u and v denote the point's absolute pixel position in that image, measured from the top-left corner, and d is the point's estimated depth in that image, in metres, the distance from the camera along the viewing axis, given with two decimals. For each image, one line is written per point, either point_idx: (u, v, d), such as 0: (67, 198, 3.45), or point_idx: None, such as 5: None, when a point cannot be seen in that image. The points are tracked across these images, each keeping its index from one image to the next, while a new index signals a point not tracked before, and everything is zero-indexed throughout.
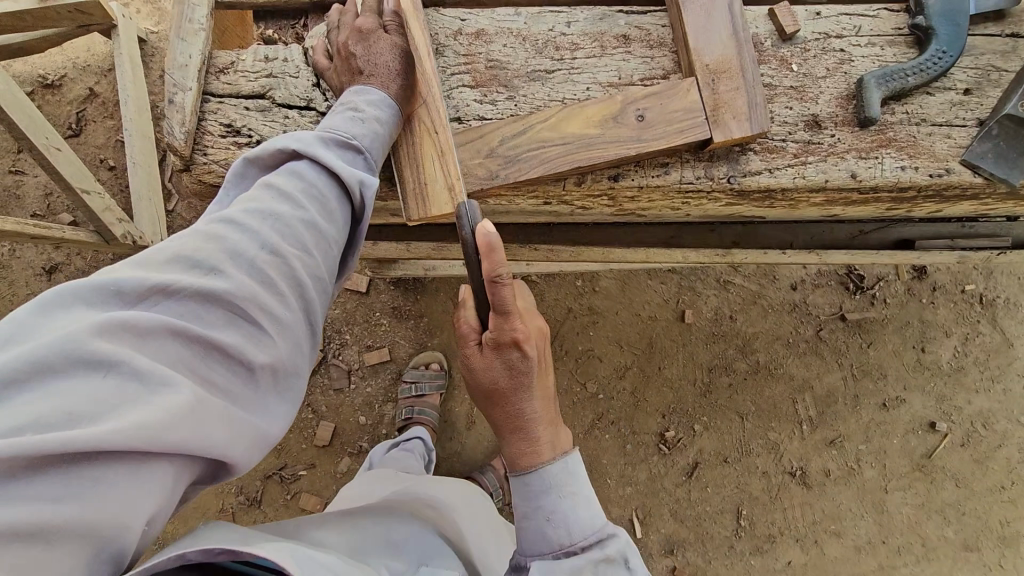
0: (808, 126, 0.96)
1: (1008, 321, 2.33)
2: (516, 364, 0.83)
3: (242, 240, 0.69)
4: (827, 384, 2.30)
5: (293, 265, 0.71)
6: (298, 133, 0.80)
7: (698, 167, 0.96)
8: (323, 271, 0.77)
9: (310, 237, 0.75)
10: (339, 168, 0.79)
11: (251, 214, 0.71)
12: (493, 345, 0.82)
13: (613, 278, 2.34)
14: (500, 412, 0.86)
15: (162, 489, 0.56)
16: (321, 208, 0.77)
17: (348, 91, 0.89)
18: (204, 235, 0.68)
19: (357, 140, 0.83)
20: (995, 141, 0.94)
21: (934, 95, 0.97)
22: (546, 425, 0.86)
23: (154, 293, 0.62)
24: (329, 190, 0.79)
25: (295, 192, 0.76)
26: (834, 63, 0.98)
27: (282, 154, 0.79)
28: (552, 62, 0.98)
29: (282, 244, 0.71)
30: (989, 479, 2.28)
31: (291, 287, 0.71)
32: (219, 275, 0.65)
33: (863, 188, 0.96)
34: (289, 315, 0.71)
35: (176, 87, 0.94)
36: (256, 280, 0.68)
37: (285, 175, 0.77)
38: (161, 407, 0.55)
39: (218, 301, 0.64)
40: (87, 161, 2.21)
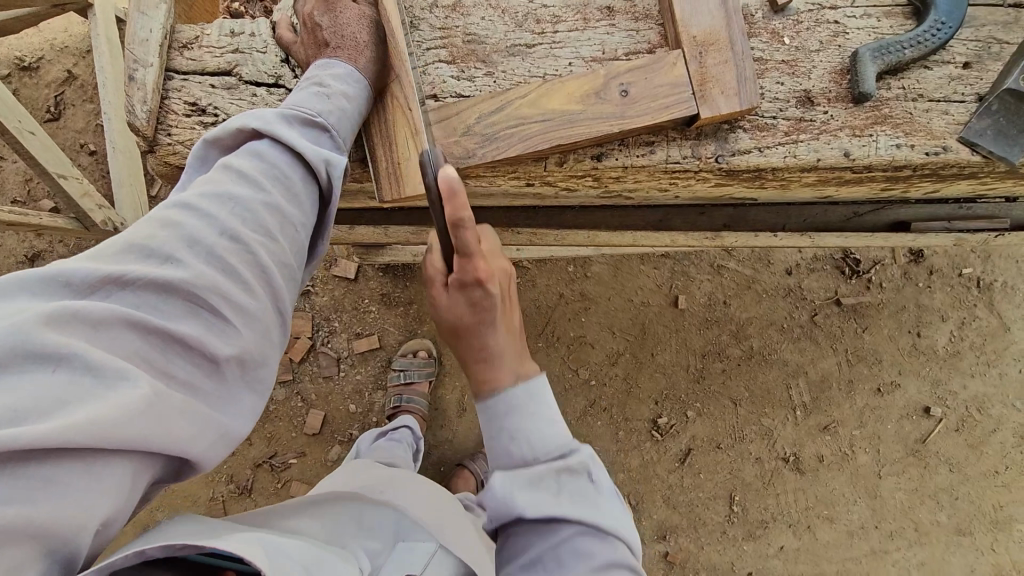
0: (800, 103, 0.92)
1: (1005, 305, 2.30)
2: (480, 301, 0.83)
3: (202, 226, 0.65)
4: (821, 369, 2.28)
5: (257, 252, 0.68)
6: (259, 110, 0.76)
7: (685, 145, 0.92)
8: (291, 257, 0.73)
9: (275, 222, 0.71)
10: (305, 149, 0.75)
11: (212, 198, 0.67)
12: (458, 285, 0.82)
13: (605, 264, 2.30)
14: (463, 350, 0.86)
15: (121, 487, 0.53)
16: (287, 191, 0.74)
17: (313, 65, 0.84)
18: (161, 222, 0.64)
19: (322, 117, 0.79)
20: (995, 117, 0.90)
21: (931, 69, 0.93)
22: (513, 358, 0.86)
23: (107, 284, 0.58)
24: (295, 172, 0.75)
25: (258, 175, 0.72)
26: (828, 36, 0.94)
27: (243, 134, 0.75)
28: (532, 36, 0.93)
29: (244, 229, 0.67)
30: (982, 463, 2.28)
31: (256, 274, 0.67)
32: (177, 263, 0.62)
33: (857, 167, 0.92)
34: (255, 305, 0.67)
35: (137, 62, 0.89)
36: (217, 268, 0.64)
37: (247, 156, 0.73)
38: (119, 402, 0.52)
39: (175, 291, 0.61)
40: (67, 146, 2.16)
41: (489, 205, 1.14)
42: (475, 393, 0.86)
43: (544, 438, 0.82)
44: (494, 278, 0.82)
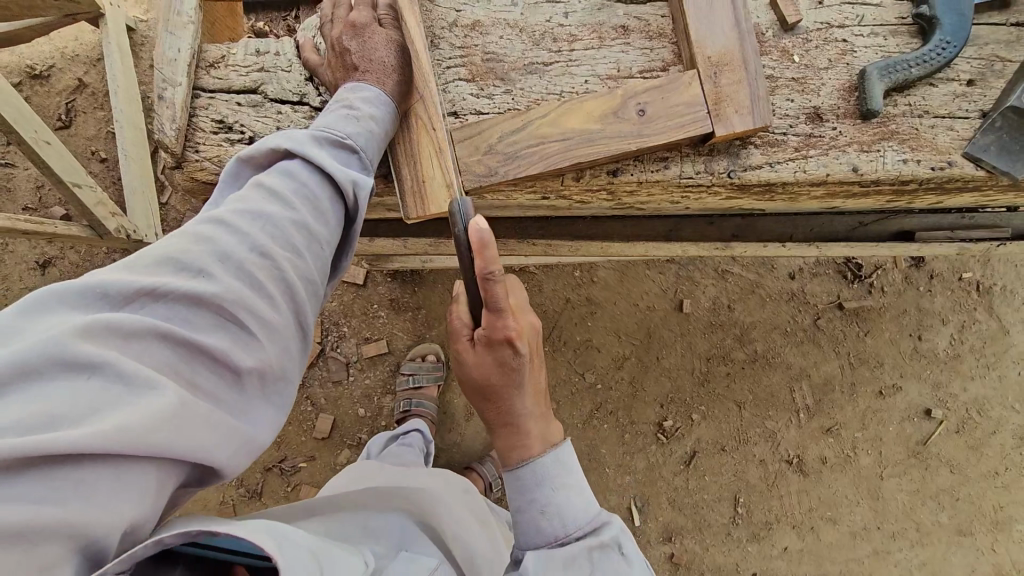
0: (809, 119, 0.95)
1: (1005, 309, 2.34)
2: (507, 360, 0.85)
3: (230, 241, 0.68)
4: (824, 372, 2.31)
5: (282, 267, 0.70)
6: (291, 132, 0.79)
7: (698, 161, 0.94)
8: (314, 272, 0.75)
9: (299, 238, 0.73)
10: (331, 168, 0.78)
11: (240, 214, 0.70)
12: (486, 342, 0.84)
13: (611, 269, 2.32)
14: (490, 408, 0.89)
15: (146, 490, 0.55)
16: (312, 208, 0.76)
17: (342, 87, 0.86)
18: (192, 236, 0.67)
19: (351, 140, 0.81)
20: (998, 133, 0.92)
21: (937, 86, 0.96)
22: (537, 419, 0.89)
23: (142, 296, 0.61)
24: (321, 190, 0.77)
25: (284, 192, 0.74)
26: (836, 54, 0.97)
27: (275, 154, 0.77)
28: (549, 55, 0.96)
29: (270, 245, 0.70)
30: (982, 465, 2.31)
31: (280, 289, 0.70)
32: (206, 277, 0.64)
33: (864, 182, 0.95)
34: (279, 318, 0.69)
35: (166, 82, 0.91)
36: (245, 283, 0.67)
37: (274, 174, 0.76)
38: (146, 410, 0.54)
39: (205, 305, 0.63)
40: (78, 153, 2.18)
41: (504, 216, 1.17)
42: (502, 461, 0.88)
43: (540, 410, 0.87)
44: (523, 336, 0.84)
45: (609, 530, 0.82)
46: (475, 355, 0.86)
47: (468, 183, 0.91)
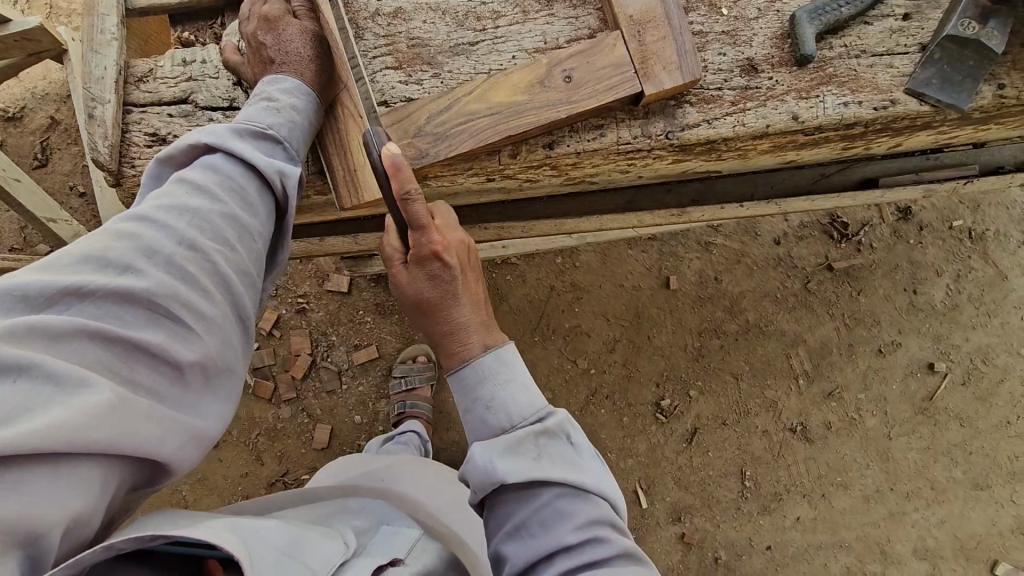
0: (744, 72, 0.93)
1: (1000, 254, 2.28)
2: (438, 273, 0.86)
3: (158, 237, 0.67)
4: (820, 336, 2.28)
5: (215, 259, 0.69)
6: (210, 127, 0.78)
7: (634, 125, 0.93)
8: (250, 265, 0.75)
9: (231, 231, 0.73)
10: (256, 160, 0.77)
11: (167, 210, 0.69)
12: (414, 259, 0.85)
13: (593, 252, 2.31)
14: (429, 322, 0.87)
15: (88, 488, 0.54)
16: (241, 201, 0.75)
17: (261, 82, 0.86)
18: (117, 234, 0.65)
19: (273, 130, 0.81)
20: (938, 65, 0.90)
21: (872, 24, 0.93)
22: (479, 327, 0.86)
23: (66, 296, 0.60)
24: (248, 183, 0.77)
25: (211, 185, 0.73)
26: (765, 3, 0.95)
27: (196, 149, 0.77)
28: (474, 34, 0.95)
29: (201, 238, 0.69)
30: (992, 416, 2.26)
31: (215, 282, 0.69)
32: (134, 274, 0.63)
33: (807, 130, 0.93)
34: (218, 310, 0.69)
35: (95, 101, 0.92)
36: (176, 277, 0.66)
37: (198, 169, 0.75)
38: (77, 407, 0.53)
39: (136, 301, 0.62)
40: (56, 191, 2.21)
41: (454, 204, 1.16)
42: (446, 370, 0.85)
43: (555, 514, 0.74)
44: (448, 248, 0.84)
45: (605, 545, 0.71)
46: (408, 272, 0.86)
47: None
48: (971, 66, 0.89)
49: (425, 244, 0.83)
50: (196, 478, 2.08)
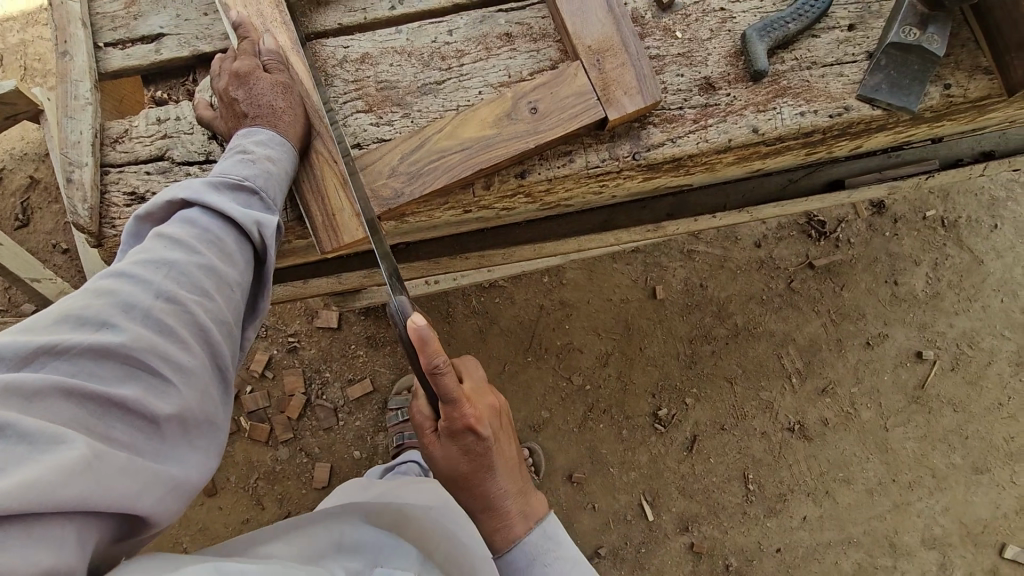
0: (702, 90, 0.96)
1: (975, 240, 2.33)
2: (472, 447, 1.03)
3: (135, 291, 0.68)
4: (808, 334, 2.30)
5: (194, 311, 0.70)
6: (189, 180, 0.80)
7: (601, 149, 0.96)
8: (229, 314, 0.75)
9: (209, 282, 0.73)
10: (231, 211, 0.78)
11: (143, 264, 0.70)
12: (449, 433, 1.01)
13: (579, 269, 2.33)
14: (468, 496, 1.07)
15: (62, 545, 0.53)
16: (219, 252, 0.76)
17: (236, 136, 0.87)
18: (93, 291, 0.67)
19: (249, 181, 0.82)
20: (885, 72, 0.94)
21: (820, 36, 0.97)
22: (518, 500, 1.08)
23: (43, 354, 0.61)
24: (225, 234, 0.78)
25: (188, 238, 0.75)
26: (717, 23, 0.98)
27: (174, 203, 0.79)
28: (441, 74, 0.98)
29: (177, 291, 0.70)
30: (985, 399, 2.29)
31: (193, 333, 0.70)
32: (111, 329, 0.64)
33: (767, 141, 0.96)
34: (196, 361, 0.69)
35: (72, 165, 0.93)
36: (153, 331, 0.66)
37: (174, 222, 0.76)
38: (47, 466, 0.54)
39: (113, 356, 0.63)
40: (39, 249, 2.21)
41: (435, 236, 1.18)
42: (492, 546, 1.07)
43: None
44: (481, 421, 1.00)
45: None
46: (445, 450, 1.03)
47: (377, 207, 0.92)
48: (916, 69, 0.93)
49: (459, 420, 0.98)
50: (198, 528, 2.05)
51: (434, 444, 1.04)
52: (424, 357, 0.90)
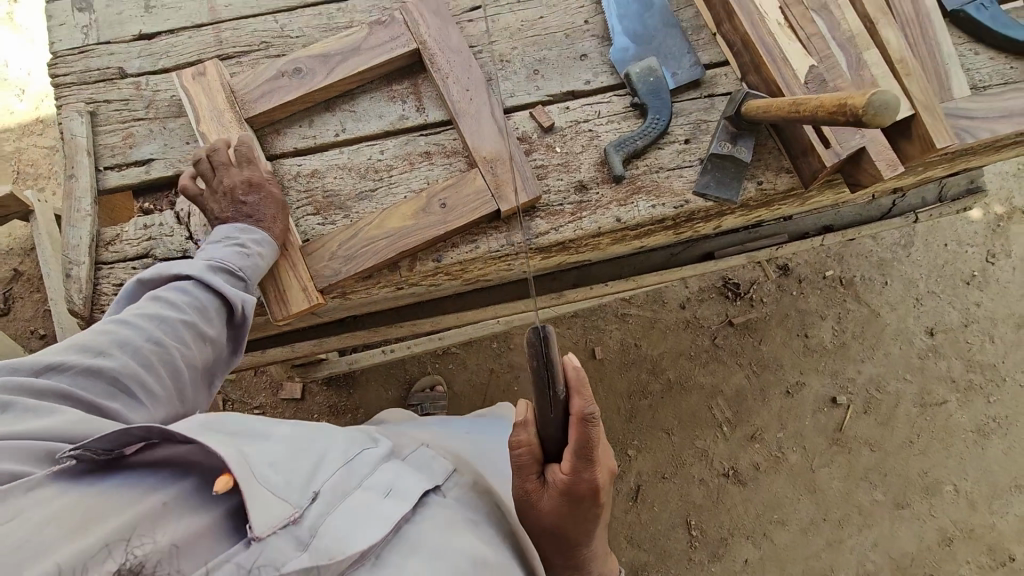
0: (577, 190, 1.25)
1: (871, 295, 2.66)
2: (584, 509, 0.97)
3: (136, 336, 0.94)
4: (734, 385, 2.55)
5: (175, 358, 0.97)
6: (190, 261, 1.05)
7: (501, 237, 1.22)
8: (199, 363, 1.02)
9: (191, 337, 1.00)
10: (222, 289, 1.03)
11: (145, 317, 0.96)
12: (564, 489, 0.95)
13: (525, 334, 2.56)
14: (559, 549, 1.02)
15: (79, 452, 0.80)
16: (201, 316, 1.02)
17: (226, 227, 1.11)
18: (106, 331, 0.93)
19: (241, 271, 1.07)
20: (711, 174, 1.23)
21: (664, 148, 1.27)
22: (600, 561, 1.07)
23: (60, 371, 0.86)
24: (211, 303, 1.03)
25: (182, 303, 1.00)
26: (587, 140, 1.27)
27: (174, 274, 1.04)
28: (374, 183, 1.24)
29: (166, 341, 0.96)
30: (897, 437, 2.52)
31: (170, 373, 0.96)
32: (112, 360, 0.90)
33: (630, 226, 1.24)
34: (164, 392, 0.95)
35: (72, 263, 1.16)
36: (142, 367, 0.93)
37: (172, 291, 1.01)
38: (60, 429, 0.80)
39: (109, 380, 0.89)
40: (19, 335, 2.37)
41: (376, 310, 1.40)
42: None
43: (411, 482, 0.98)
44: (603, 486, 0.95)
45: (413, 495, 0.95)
46: (551, 502, 0.96)
47: (320, 285, 1.16)
48: (734, 172, 1.23)
49: (586, 479, 0.94)
50: None
51: (538, 489, 0.97)
52: (577, 404, 0.89)
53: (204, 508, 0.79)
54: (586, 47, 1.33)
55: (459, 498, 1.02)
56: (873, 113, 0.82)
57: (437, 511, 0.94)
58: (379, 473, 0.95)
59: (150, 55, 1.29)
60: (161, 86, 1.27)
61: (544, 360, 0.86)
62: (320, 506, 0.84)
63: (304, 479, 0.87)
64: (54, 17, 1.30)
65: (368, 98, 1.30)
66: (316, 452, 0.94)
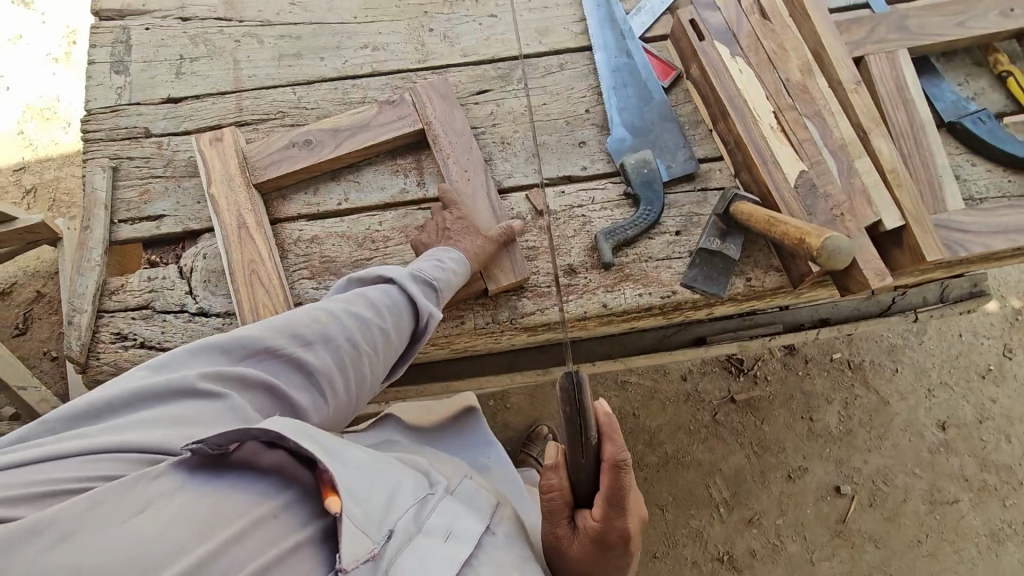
0: (566, 273, 1.27)
1: (880, 382, 2.59)
2: (615, 555, 0.95)
3: (337, 330, 1.00)
4: (733, 464, 2.47)
5: (361, 360, 1.02)
6: (395, 268, 1.12)
7: (486, 314, 1.24)
8: (379, 367, 1.07)
9: (382, 341, 1.05)
10: (419, 301, 1.08)
11: (348, 313, 1.02)
12: (594, 535, 0.94)
13: (522, 393, 2.55)
14: None
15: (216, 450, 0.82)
16: (395, 322, 1.07)
17: (433, 248, 1.18)
18: (315, 319, 0.99)
19: (436, 282, 1.12)
20: (698, 268, 1.25)
21: (654, 238, 1.29)
22: None
23: (265, 353, 0.93)
24: (406, 310, 1.08)
25: (382, 305, 1.06)
26: (579, 225, 1.30)
27: (380, 277, 1.11)
28: (370, 253, 1.29)
29: (360, 342, 1.02)
30: (904, 535, 2.40)
31: (354, 372, 1.02)
32: (314, 352, 0.96)
33: (615, 313, 1.25)
34: (346, 393, 1.01)
35: (76, 310, 1.21)
36: (335, 364, 0.98)
37: (376, 293, 1.07)
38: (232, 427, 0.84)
39: (304, 372, 0.96)
40: (32, 356, 2.45)
41: None
42: None
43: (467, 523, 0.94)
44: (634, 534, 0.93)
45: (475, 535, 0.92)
46: (581, 548, 0.95)
47: None
48: (722, 267, 1.24)
49: (619, 527, 0.92)
50: None
51: (568, 534, 0.97)
52: (608, 451, 0.89)
53: (303, 527, 0.77)
54: (586, 134, 1.37)
55: (507, 535, 0.99)
56: (826, 258, 0.96)
57: (487, 556, 0.91)
58: (439, 514, 0.92)
59: (175, 118, 1.37)
60: (182, 147, 1.35)
61: (577, 407, 0.85)
62: (394, 547, 0.82)
63: (380, 512, 0.85)
64: (92, 76, 1.41)
65: (373, 170, 1.35)
66: (390, 481, 0.92)
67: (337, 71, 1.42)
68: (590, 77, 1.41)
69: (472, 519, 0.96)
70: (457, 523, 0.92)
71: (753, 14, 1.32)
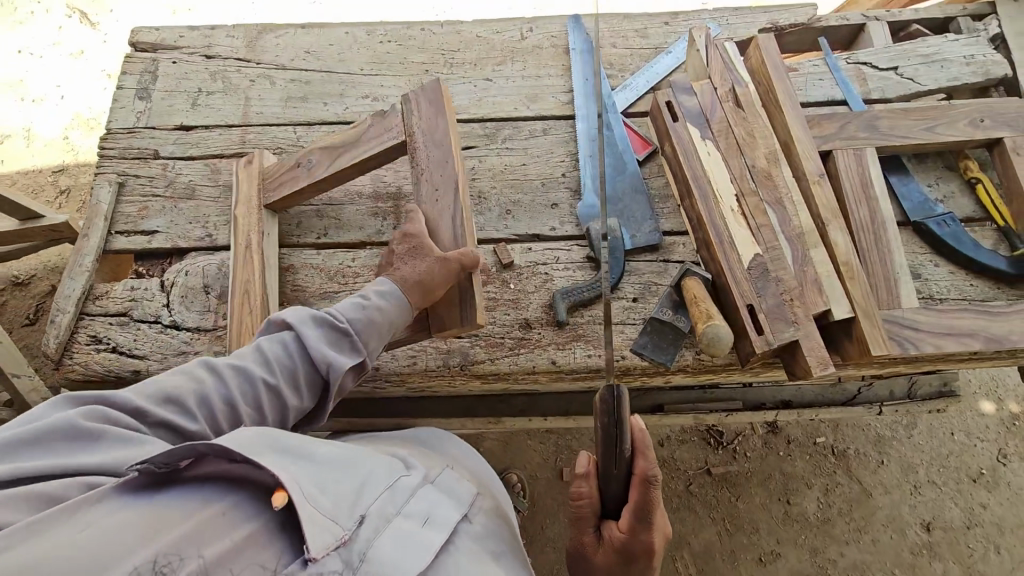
0: (521, 327, 1.31)
1: (863, 472, 2.51)
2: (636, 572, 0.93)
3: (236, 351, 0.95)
4: (703, 540, 2.40)
5: (273, 369, 0.94)
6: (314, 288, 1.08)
7: (439, 358, 1.29)
8: (301, 374, 0.97)
9: (291, 348, 0.97)
10: (334, 308, 1.01)
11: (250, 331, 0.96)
12: (618, 547, 0.92)
13: (496, 439, 2.55)
14: None
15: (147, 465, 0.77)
16: (312, 328, 0.98)
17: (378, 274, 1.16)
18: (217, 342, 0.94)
19: (360, 291, 1.06)
20: (649, 335, 1.28)
21: (611, 302, 1.33)
22: None
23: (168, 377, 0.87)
24: (323, 318, 1.00)
25: (289, 314, 0.99)
26: (540, 282, 1.35)
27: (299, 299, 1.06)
28: (339, 287, 1.35)
29: (266, 352, 0.95)
30: None
31: (267, 382, 0.93)
32: (214, 373, 0.90)
33: (564, 370, 1.28)
34: (265, 406, 0.92)
35: (60, 311, 1.30)
36: (240, 376, 0.91)
37: (274, 343, 0.97)
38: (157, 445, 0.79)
39: (212, 390, 0.88)
40: (36, 346, 2.56)
41: None
42: None
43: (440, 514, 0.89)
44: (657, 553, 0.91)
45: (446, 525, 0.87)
46: (605, 558, 0.93)
47: None
48: (672, 337, 1.27)
49: (644, 541, 0.90)
50: None
51: (593, 542, 0.95)
52: (642, 464, 0.87)
53: (257, 522, 0.72)
54: (559, 197, 1.44)
55: (485, 527, 0.96)
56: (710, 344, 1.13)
57: (465, 546, 0.88)
58: (417, 500, 0.88)
59: (183, 144, 1.50)
60: (185, 171, 1.46)
61: (616, 419, 0.81)
62: (369, 529, 0.79)
63: (352, 495, 0.82)
64: (118, 100, 1.55)
65: (354, 210, 1.44)
66: (359, 470, 0.87)
67: (336, 116, 1.53)
68: (570, 144, 1.49)
69: (452, 509, 0.92)
70: (430, 514, 0.88)
71: (727, 102, 1.40)
